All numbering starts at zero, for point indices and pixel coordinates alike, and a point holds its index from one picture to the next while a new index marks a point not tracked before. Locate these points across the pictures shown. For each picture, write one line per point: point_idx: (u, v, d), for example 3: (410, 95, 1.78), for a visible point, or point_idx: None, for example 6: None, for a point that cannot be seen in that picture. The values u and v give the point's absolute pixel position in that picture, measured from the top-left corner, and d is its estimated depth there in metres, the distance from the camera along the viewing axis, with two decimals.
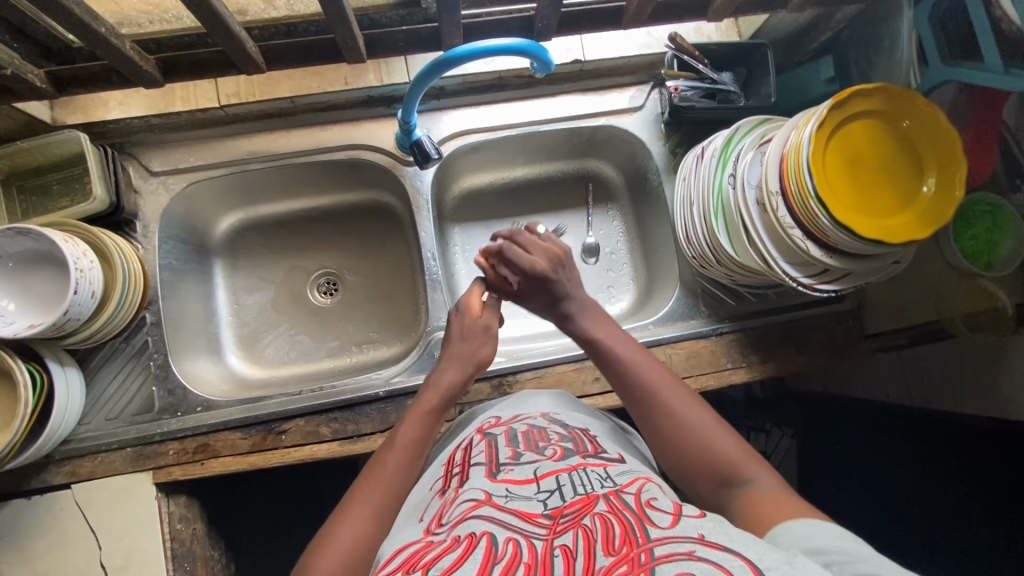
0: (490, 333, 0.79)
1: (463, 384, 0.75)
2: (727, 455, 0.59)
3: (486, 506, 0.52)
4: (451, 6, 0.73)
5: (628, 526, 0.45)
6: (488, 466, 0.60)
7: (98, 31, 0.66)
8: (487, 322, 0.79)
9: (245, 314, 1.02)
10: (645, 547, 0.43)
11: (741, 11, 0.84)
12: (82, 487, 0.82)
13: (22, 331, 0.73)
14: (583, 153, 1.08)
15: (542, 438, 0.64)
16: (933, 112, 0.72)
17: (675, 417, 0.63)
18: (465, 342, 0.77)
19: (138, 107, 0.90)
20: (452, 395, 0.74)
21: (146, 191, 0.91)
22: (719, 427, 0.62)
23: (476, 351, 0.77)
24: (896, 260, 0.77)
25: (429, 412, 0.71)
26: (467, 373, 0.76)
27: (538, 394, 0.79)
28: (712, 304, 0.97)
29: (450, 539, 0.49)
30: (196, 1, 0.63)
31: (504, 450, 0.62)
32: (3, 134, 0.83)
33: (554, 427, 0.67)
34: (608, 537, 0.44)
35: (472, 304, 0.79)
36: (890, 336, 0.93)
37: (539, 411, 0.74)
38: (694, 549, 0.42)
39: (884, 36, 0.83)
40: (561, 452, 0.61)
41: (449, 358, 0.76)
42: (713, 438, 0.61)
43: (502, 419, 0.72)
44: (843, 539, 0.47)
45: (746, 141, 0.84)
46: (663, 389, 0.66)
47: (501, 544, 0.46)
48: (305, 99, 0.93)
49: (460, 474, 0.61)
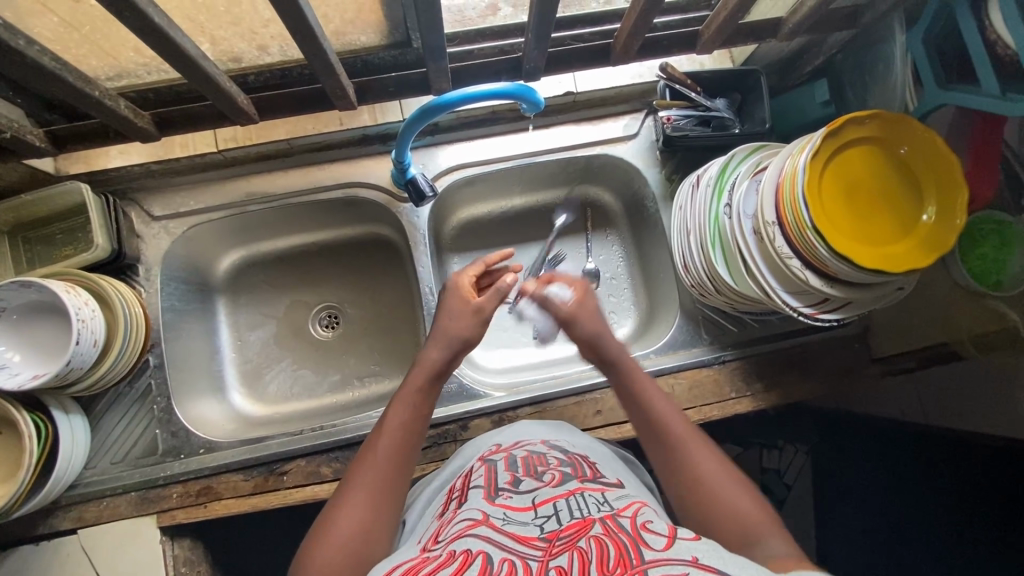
0: (483, 312, 0.73)
1: (449, 363, 0.72)
2: (749, 512, 0.57)
3: (483, 525, 0.52)
4: (439, 56, 0.74)
5: (622, 548, 0.46)
6: (487, 489, 0.60)
7: (92, 95, 0.67)
8: (482, 303, 0.73)
9: (248, 351, 1.03)
10: (639, 569, 0.43)
11: (731, 42, 0.84)
12: (88, 532, 0.83)
13: (26, 382, 0.75)
14: (579, 180, 1.08)
15: (540, 463, 0.64)
16: (932, 138, 0.71)
17: (693, 465, 0.62)
18: (476, 317, 0.73)
19: (138, 154, 0.94)
20: (439, 374, 0.71)
21: (148, 235, 0.92)
22: (740, 481, 0.60)
23: (461, 329, 0.73)
24: (901, 287, 0.75)
25: (418, 393, 0.69)
26: (452, 352, 0.72)
27: (547, 423, 0.79)
28: (714, 331, 0.96)
29: (445, 554, 0.49)
30: (189, 65, 0.65)
31: (503, 474, 0.63)
32: (7, 186, 0.85)
33: (554, 453, 0.68)
34: (602, 558, 0.44)
35: (464, 282, 0.77)
36: (899, 360, 0.92)
37: (540, 437, 0.74)
38: (688, 572, 0.42)
39: (878, 60, 0.82)
40: (559, 477, 0.60)
41: (433, 339, 0.73)
42: (734, 499, 0.59)
43: (503, 446, 0.72)
44: None
45: (741, 169, 0.83)
46: (686, 443, 0.63)
47: (497, 563, 0.46)
48: (301, 140, 0.95)
49: (459, 498, 0.61)
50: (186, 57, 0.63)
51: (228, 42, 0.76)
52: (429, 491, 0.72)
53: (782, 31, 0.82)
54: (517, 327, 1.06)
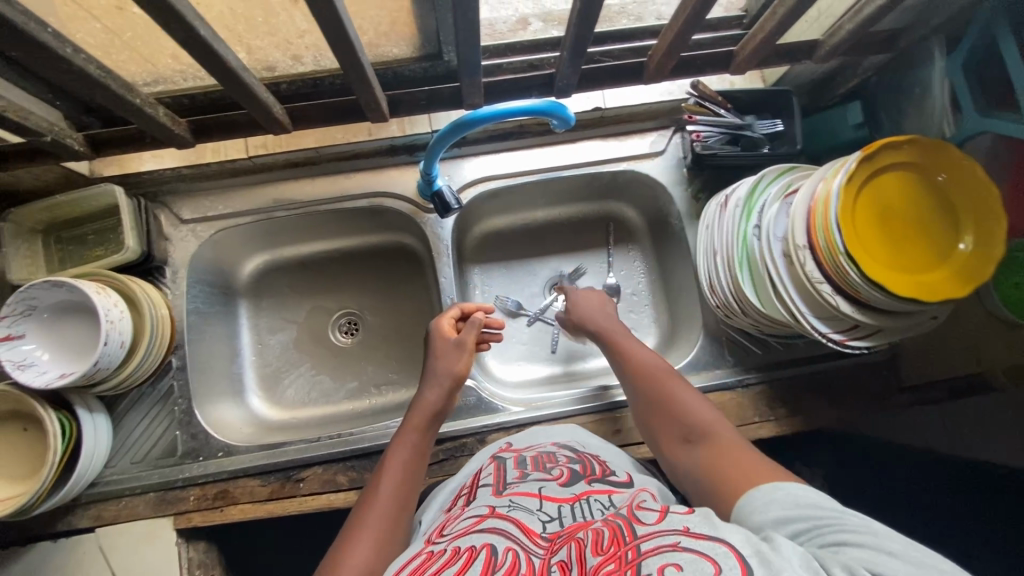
0: (465, 346, 0.81)
1: (443, 402, 0.77)
2: (700, 414, 0.67)
3: (489, 518, 0.53)
4: (473, 71, 0.74)
5: (617, 529, 0.49)
6: (494, 484, 0.62)
7: (134, 102, 0.68)
8: (462, 337, 0.82)
9: (268, 354, 1.03)
10: (632, 545, 0.46)
11: (766, 63, 0.83)
12: (106, 531, 0.84)
13: (54, 381, 0.76)
14: (603, 195, 1.08)
15: (550, 460, 0.66)
16: (971, 166, 0.70)
17: (653, 381, 0.73)
18: (457, 351, 0.81)
19: (170, 158, 0.93)
20: (436, 412, 0.76)
21: (176, 238, 0.93)
22: (692, 391, 0.71)
23: (451, 366, 0.80)
24: (933, 315, 0.74)
25: (415, 432, 0.74)
26: (445, 390, 0.78)
27: (543, 427, 0.80)
28: (738, 353, 0.94)
29: (450, 549, 0.50)
30: (228, 77, 0.66)
31: (512, 470, 0.65)
32: (43, 186, 0.86)
33: (563, 451, 0.69)
34: (597, 541, 0.47)
35: (444, 326, 0.84)
36: (927, 389, 0.91)
37: (548, 438, 0.75)
38: (679, 541, 0.45)
39: (915, 84, 0.81)
40: (567, 474, 0.62)
41: (428, 381, 0.79)
42: (693, 405, 0.68)
43: (514, 446, 0.74)
44: (805, 504, 0.50)
45: (771, 190, 0.82)
46: (653, 368, 0.74)
47: (502, 553, 0.48)
48: (330, 149, 0.95)
49: (468, 494, 0.63)
50: (226, 69, 0.64)
51: (264, 52, 0.77)
52: (443, 494, 0.71)
53: (818, 53, 0.81)
54: (535, 340, 1.05)
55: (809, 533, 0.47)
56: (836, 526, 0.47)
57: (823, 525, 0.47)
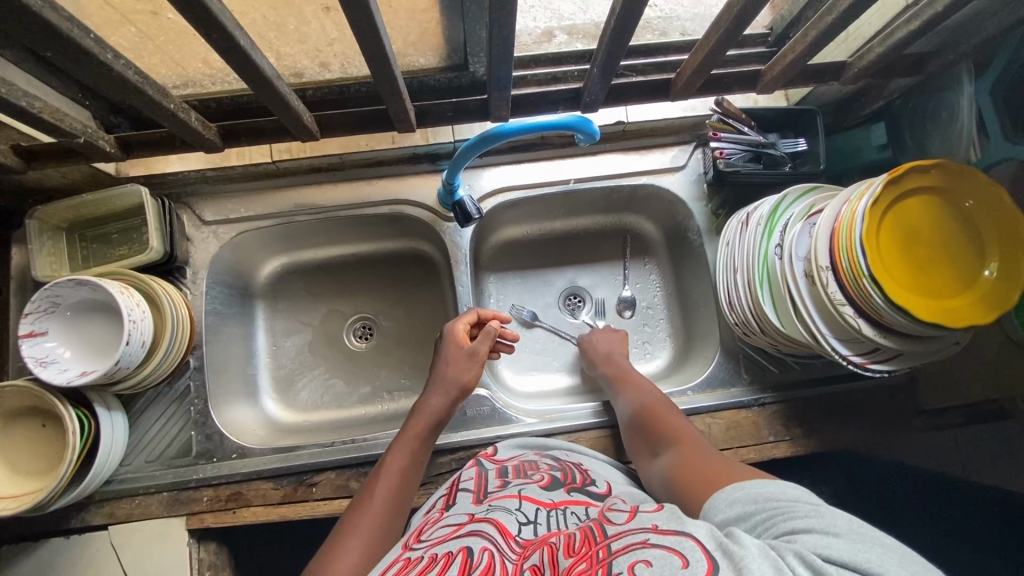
0: (476, 357, 0.82)
1: (446, 410, 0.79)
2: (673, 429, 0.74)
3: (467, 525, 0.55)
4: (503, 85, 0.74)
5: (589, 532, 0.49)
6: (475, 493, 0.64)
7: (167, 108, 0.69)
8: (473, 347, 0.82)
9: (283, 356, 1.04)
10: (603, 544, 0.46)
11: (793, 83, 0.83)
12: (119, 529, 0.84)
13: (75, 378, 0.76)
14: (621, 208, 1.08)
15: (531, 468, 0.69)
16: (997, 191, 0.69)
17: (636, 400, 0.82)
18: (469, 362, 0.82)
19: (197, 160, 0.94)
20: (437, 421, 0.78)
21: (197, 239, 0.94)
22: (672, 411, 0.79)
23: (459, 375, 0.81)
24: (956, 341, 0.73)
25: (414, 439, 0.76)
26: (450, 398, 0.79)
27: (528, 438, 0.82)
28: (753, 370, 0.94)
29: (427, 555, 0.50)
30: (261, 85, 0.67)
31: (493, 480, 0.67)
32: (69, 185, 0.87)
33: (545, 460, 0.72)
34: (569, 543, 0.48)
35: (457, 329, 0.84)
36: (945, 414, 0.90)
37: (530, 450, 0.78)
38: (648, 538, 0.45)
39: (941, 107, 0.80)
40: (548, 480, 0.65)
41: (434, 387, 0.80)
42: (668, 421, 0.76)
43: (496, 454, 0.76)
44: (759, 497, 0.52)
45: (794, 210, 0.81)
46: (639, 391, 0.84)
47: (477, 555, 0.48)
48: (354, 155, 0.95)
49: (448, 497, 0.65)
50: (260, 77, 0.65)
51: (293, 58, 0.78)
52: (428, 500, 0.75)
53: (846, 74, 0.81)
54: (549, 351, 1.06)
55: (761, 521, 0.49)
56: (787, 509, 0.49)
57: (773, 511, 0.49)
